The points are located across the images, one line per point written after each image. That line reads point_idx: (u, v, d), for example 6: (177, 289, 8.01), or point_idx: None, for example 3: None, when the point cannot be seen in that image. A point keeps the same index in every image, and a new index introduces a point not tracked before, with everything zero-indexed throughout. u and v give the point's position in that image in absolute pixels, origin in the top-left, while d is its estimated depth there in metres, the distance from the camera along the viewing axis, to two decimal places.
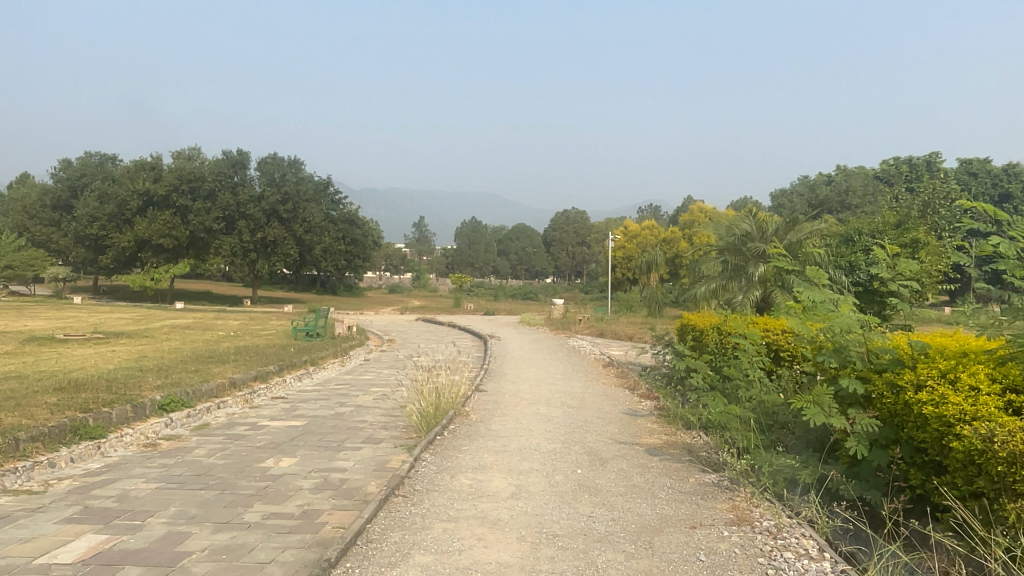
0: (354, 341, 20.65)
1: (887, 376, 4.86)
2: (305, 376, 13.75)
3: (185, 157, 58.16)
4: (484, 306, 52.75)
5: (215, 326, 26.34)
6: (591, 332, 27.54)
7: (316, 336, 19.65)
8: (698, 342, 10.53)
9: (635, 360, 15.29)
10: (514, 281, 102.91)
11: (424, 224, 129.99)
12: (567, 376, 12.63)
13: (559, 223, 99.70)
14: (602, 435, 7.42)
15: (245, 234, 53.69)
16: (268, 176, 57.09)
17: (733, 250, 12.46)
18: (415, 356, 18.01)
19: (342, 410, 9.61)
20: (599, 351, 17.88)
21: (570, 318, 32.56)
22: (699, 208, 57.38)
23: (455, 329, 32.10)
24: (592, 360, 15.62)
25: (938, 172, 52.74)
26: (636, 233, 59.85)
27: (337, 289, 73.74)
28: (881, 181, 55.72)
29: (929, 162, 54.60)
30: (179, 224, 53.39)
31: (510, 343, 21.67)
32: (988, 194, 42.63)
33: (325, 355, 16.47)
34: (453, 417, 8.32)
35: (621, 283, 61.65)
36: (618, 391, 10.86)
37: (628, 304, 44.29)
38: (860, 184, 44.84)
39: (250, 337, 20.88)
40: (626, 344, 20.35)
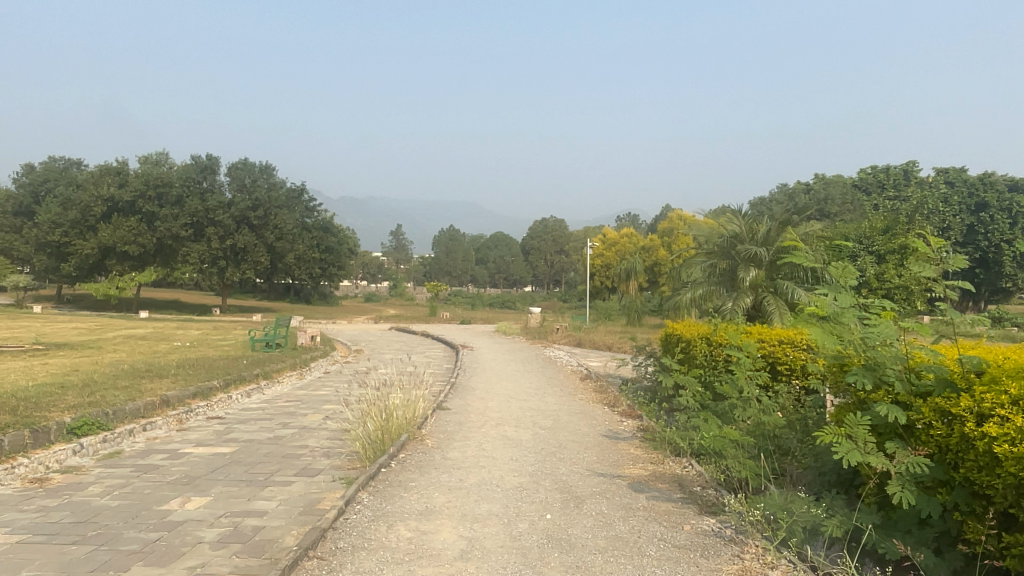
0: (317, 352, 19.38)
1: (936, 402, 3.81)
2: (254, 393, 12.50)
3: (153, 162, 56.40)
4: (460, 315, 51.57)
5: (173, 336, 24.91)
6: (569, 341, 26.52)
7: (276, 347, 18.40)
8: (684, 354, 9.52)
9: (615, 373, 14.22)
10: (493, 289, 101.88)
11: (401, 232, 128.72)
12: (541, 391, 11.51)
13: (537, 231, 98.86)
14: (577, 465, 6.30)
15: (214, 241, 52.03)
16: (239, 182, 55.53)
17: (721, 252, 11.43)
18: (380, 368, 16.81)
19: (281, 433, 8.42)
20: (577, 363, 16.79)
21: (546, 327, 31.53)
22: (677, 215, 56.66)
23: (428, 339, 30.92)
24: (569, 372, 14.50)
25: (915, 181, 52.60)
26: (615, 241, 59.06)
27: (311, 298, 72.10)
28: (859, 190, 55.43)
29: (906, 171, 54.43)
30: (145, 231, 51.64)
31: (483, 353, 20.54)
32: (967, 202, 42.34)
33: (281, 368, 15.24)
34: (405, 443, 7.16)
35: (599, 291, 60.87)
36: (596, 408, 9.77)
37: (607, 313, 43.35)
38: (839, 193, 44.38)
39: (205, 348, 19.52)
40: (605, 355, 19.32)
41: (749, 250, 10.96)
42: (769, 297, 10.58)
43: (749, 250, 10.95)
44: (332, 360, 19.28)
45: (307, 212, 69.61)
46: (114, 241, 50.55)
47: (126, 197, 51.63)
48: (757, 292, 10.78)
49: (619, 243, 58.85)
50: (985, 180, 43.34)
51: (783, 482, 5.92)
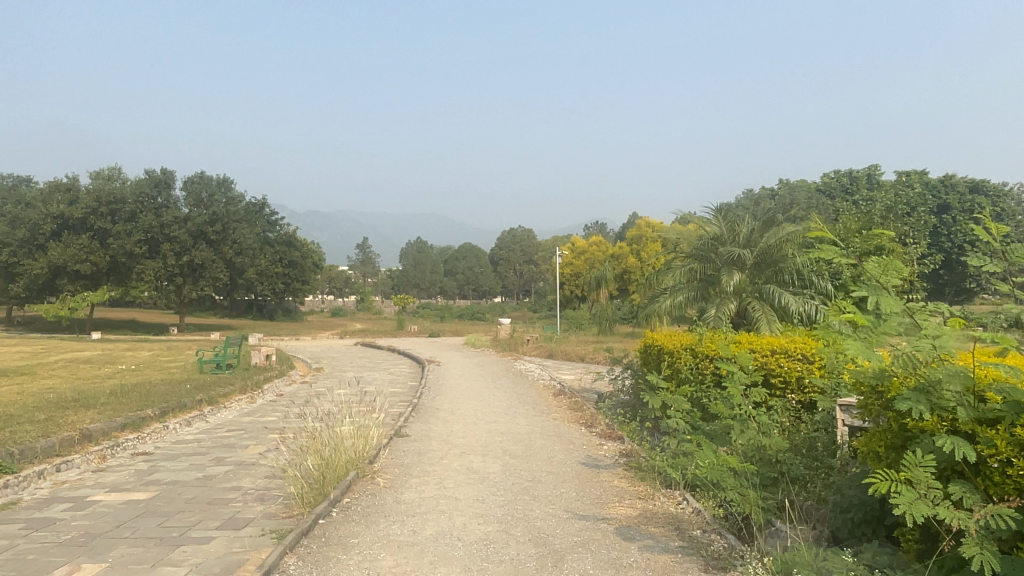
0: (272, 372, 18.18)
1: (1015, 435, 2.94)
2: (194, 421, 11.34)
3: (104, 177, 54.36)
4: (428, 328, 50.41)
5: (120, 359, 23.41)
6: (540, 353, 25.66)
7: (226, 368, 17.16)
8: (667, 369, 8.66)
9: (589, 387, 13.33)
10: (461, 301, 100.85)
11: (368, 245, 126.98)
12: (511, 410, 10.56)
13: (505, 242, 97.98)
14: (552, 504, 5.37)
15: (170, 258, 50.18)
16: (195, 196, 53.76)
17: (698, 256, 10.60)
18: (338, 389, 15.70)
19: (213, 471, 7.34)
20: (550, 377, 15.83)
21: (517, 338, 30.62)
22: (646, 222, 56.22)
23: (394, 354, 29.82)
24: (540, 388, 13.54)
25: (878, 184, 52.89)
26: (583, 250, 58.47)
27: (275, 314, 70.18)
28: (823, 194, 55.61)
29: (868, 175, 54.74)
30: (97, 249, 49.63)
31: (450, 368, 19.55)
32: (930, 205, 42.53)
33: (229, 392, 14.06)
34: (352, 481, 6.15)
35: (569, 300, 60.21)
36: (572, 429, 8.85)
37: (578, 322, 42.55)
38: (805, 197, 44.34)
39: (150, 371, 18.19)
40: (577, 368, 18.47)
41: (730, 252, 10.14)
42: (755, 303, 9.76)
43: (731, 252, 10.13)
44: (288, 380, 18.09)
45: (269, 225, 67.94)
46: (65, 260, 48.49)
47: (76, 214, 49.58)
48: (742, 298, 9.96)
49: (588, 251, 58.20)
50: (948, 182, 43.58)
51: (797, 520, 5.06)
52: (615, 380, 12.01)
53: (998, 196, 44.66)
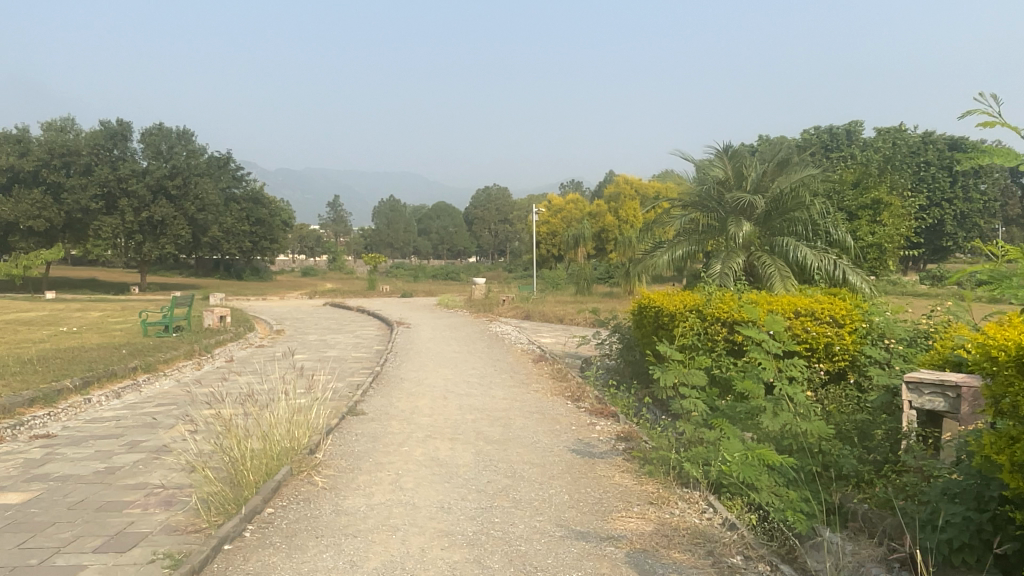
0: (226, 335, 16.70)
1: None
2: (124, 394, 9.92)
3: (58, 128, 51.10)
4: (401, 288, 48.93)
5: (63, 320, 21.68)
6: (516, 313, 24.47)
7: (173, 331, 15.64)
8: (670, 334, 7.40)
9: (574, 352, 12.09)
10: (436, 261, 99.33)
11: (340, 204, 123.89)
12: (487, 381, 9.26)
13: (481, 201, 96.04)
14: (542, 516, 4.10)
15: (129, 214, 47.97)
16: (154, 148, 51.18)
17: (700, 203, 9.23)
18: (297, 354, 14.31)
19: (120, 462, 5.97)
20: (528, 340, 14.54)
21: (492, 298, 29.40)
22: (624, 180, 54.90)
23: (363, 314, 28.45)
24: (517, 354, 12.24)
25: (858, 140, 51.98)
26: (560, 207, 57.15)
27: (243, 274, 68.06)
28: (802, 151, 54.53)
29: (849, 131, 53.77)
30: (50, 204, 47.10)
31: (421, 331, 18.26)
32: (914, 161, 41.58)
33: (171, 357, 12.63)
34: (284, 481, 4.82)
35: (546, 259, 58.98)
36: (557, 403, 7.58)
37: (555, 282, 41.32)
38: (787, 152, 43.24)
39: (91, 334, 16.59)
40: (557, 330, 17.30)
41: (739, 197, 8.76)
42: (766, 256, 8.47)
43: (740, 197, 8.76)
44: (244, 344, 16.62)
45: (234, 181, 65.52)
46: (17, 217, 46.01)
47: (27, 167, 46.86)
48: (750, 252, 8.66)
49: (565, 209, 56.76)
50: (932, 138, 42.61)
51: (864, 540, 3.93)
52: (604, 344, 10.80)
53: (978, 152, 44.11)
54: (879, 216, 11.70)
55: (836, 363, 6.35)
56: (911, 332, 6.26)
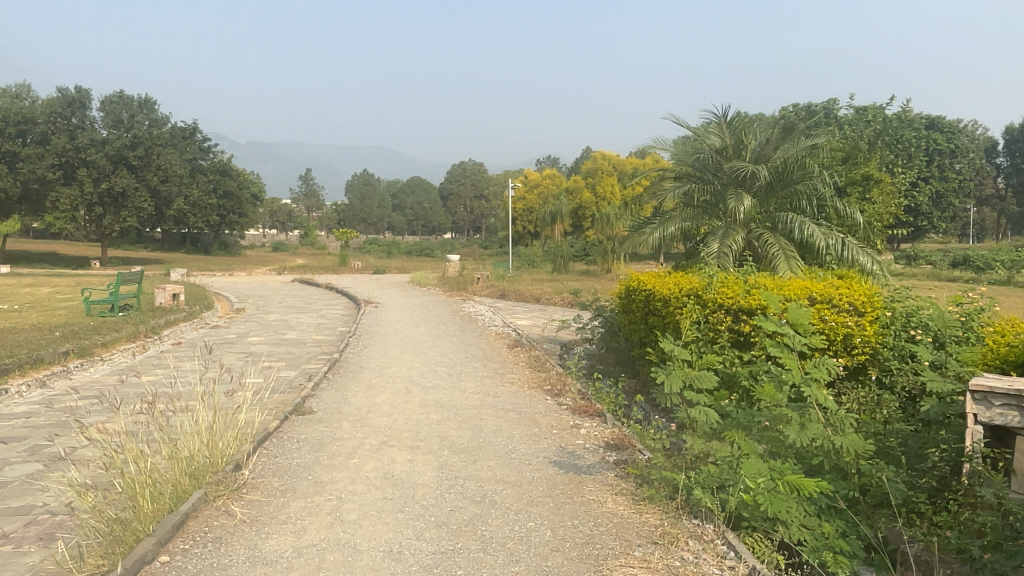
0: (178, 315, 15.54)
1: None
2: (50, 383, 8.82)
3: (12, 94, 48.35)
4: (373, 265, 47.68)
5: (5, 297, 20.23)
6: (490, 292, 23.55)
7: (118, 311, 14.46)
8: (667, 324, 6.49)
9: (554, 337, 11.18)
10: (410, 237, 97.88)
11: (311, 178, 121.08)
12: (458, 370, 8.33)
13: (456, 176, 94.67)
14: (518, 566, 3.19)
15: (88, 185, 46.11)
16: (115, 117, 49.20)
17: (695, 174, 8.25)
18: (253, 336, 13.25)
19: (10, 475, 4.95)
20: (504, 323, 13.60)
21: (466, 276, 28.38)
22: (602, 155, 54.08)
23: (332, 292, 27.32)
24: (491, 338, 11.31)
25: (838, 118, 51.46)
26: (537, 183, 56.11)
27: (210, 249, 66.13)
28: None
29: (828, 108, 53.21)
30: (4, 174, 44.85)
31: (390, 310, 17.23)
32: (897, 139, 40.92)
33: (111, 340, 11.51)
34: (194, 511, 3.87)
35: (522, 236, 57.96)
36: (535, 399, 6.68)
37: (530, 259, 40.39)
38: None
39: (28, 313, 15.30)
40: (534, 311, 16.43)
41: (741, 167, 7.76)
42: (769, 233, 7.57)
43: (743, 166, 7.77)
44: (197, 324, 15.49)
45: (200, 152, 63.38)
46: None
47: None
48: (750, 229, 7.77)
49: (542, 185, 55.75)
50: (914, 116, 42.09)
51: None
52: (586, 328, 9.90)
53: (953, 132, 44.12)
54: (870, 192, 10.84)
55: (856, 356, 5.52)
56: (942, 322, 5.43)
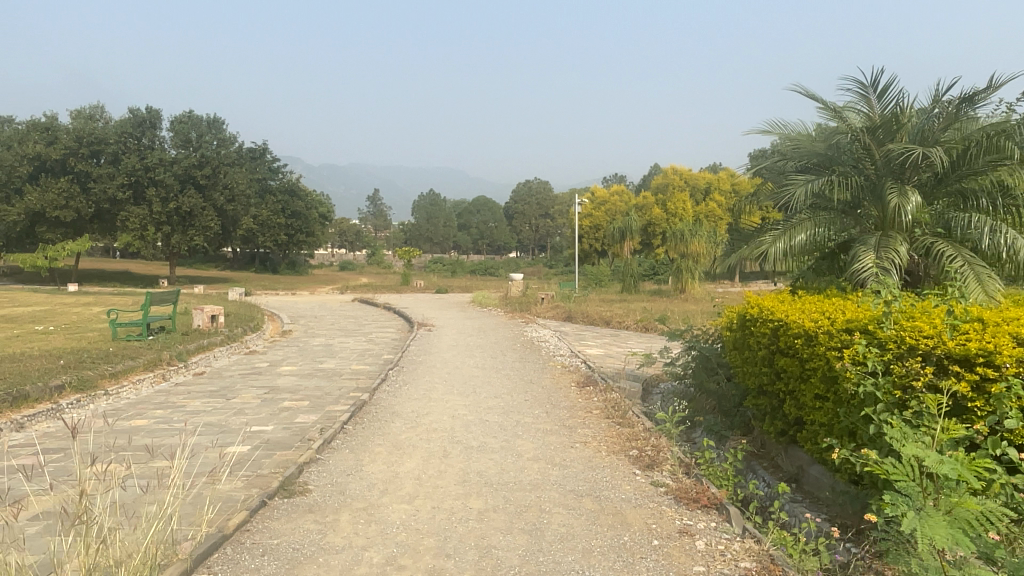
0: (214, 338, 14.13)
1: None
2: (30, 424, 7.32)
3: (86, 116, 49.17)
4: (436, 283, 46.43)
5: (48, 316, 19.34)
6: (555, 313, 21.76)
7: (146, 334, 13.08)
8: (821, 372, 4.49)
9: (634, 376, 9.21)
10: (475, 256, 97.12)
11: (379, 197, 121.90)
12: (517, 422, 6.43)
13: (520, 194, 93.34)
14: None
15: (156, 204, 46.54)
16: (183, 136, 49.54)
17: (835, 164, 6.18)
18: (287, 365, 11.67)
19: None
20: (572, 352, 11.67)
21: (530, 296, 26.63)
22: (673, 169, 51.75)
23: (389, 312, 25.94)
24: (557, 372, 9.42)
25: None
26: (604, 199, 54.05)
27: (278, 267, 66.41)
28: None
29: None
30: (78, 195, 45.39)
31: (445, 335, 15.57)
32: None
33: (124, 369, 10.06)
34: None
35: (588, 254, 55.93)
36: (619, 475, 4.72)
37: (598, 279, 38.39)
38: None
39: (55, 335, 14.10)
40: (607, 339, 14.49)
41: (904, 149, 5.65)
42: (944, 243, 5.52)
43: (906, 150, 5.68)
44: (233, 349, 14.04)
45: (269, 172, 63.97)
46: (43, 206, 44.06)
47: (55, 155, 44.92)
48: (913, 237, 5.74)
49: (609, 202, 53.63)
50: None
51: None
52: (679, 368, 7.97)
53: None
54: None
55: None
56: None
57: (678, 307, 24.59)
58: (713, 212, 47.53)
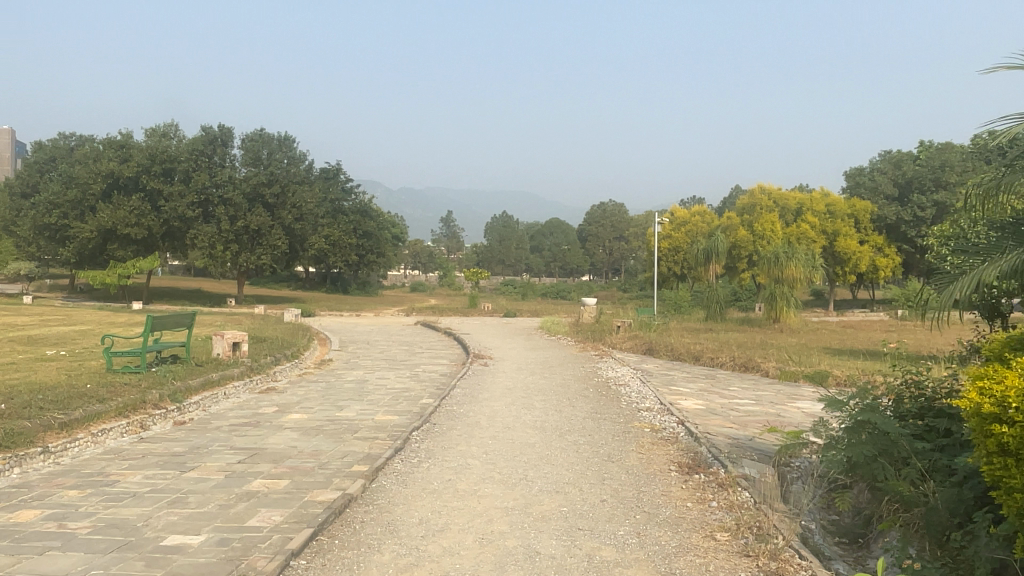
0: (229, 370, 11.87)
1: None
2: None
3: (160, 134, 49.29)
4: (505, 307, 44.01)
5: (74, 338, 17.63)
6: (634, 344, 18.82)
7: (142, 368, 10.85)
8: None
9: (759, 456, 6.39)
10: (547, 279, 94.38)
11: (451, 219, 120.99)
12: (591, 563, 3.71)
13: (593, 216, 90.36)
14: None
15: (225, 222, 45.92)
16: (253, 155, 49.11)
17: None
18: (299, 411, 9.21)
19: None
20: (663, 404, 8.79)
21: (605, 323, 23.73)
22: (761, 188, 48.19)
23: (446, 339, 23.50)
24: (647, 440, 6.70)
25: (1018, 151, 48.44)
26: (685, 220, 50.66)
27: (348, 288, 65.51)
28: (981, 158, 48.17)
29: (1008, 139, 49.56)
30: (148, 212, 45.09)
31: (505, 371, 13.04)
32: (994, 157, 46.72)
33: (81, 418, 7.76)
34: None
35: (667, 278, 52.50)
36: None
37: (677, 305, 35.18)
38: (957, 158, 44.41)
39: (50, 364, 12.07)
40: (704, 383, 11.53)
41: None
42: None
43: None
44: (250, 385, 11.74)
45: (342, 193, 63.47)
46: (114, 224, 43.86)
47: (128, 172, 44.83)
48: None
49: (691, 222, 50.04)
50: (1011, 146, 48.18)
51: None
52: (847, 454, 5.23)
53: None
54: None
55: None
56: None
57: (774, 340, 21.36)
58: (806, 234, 43.66)
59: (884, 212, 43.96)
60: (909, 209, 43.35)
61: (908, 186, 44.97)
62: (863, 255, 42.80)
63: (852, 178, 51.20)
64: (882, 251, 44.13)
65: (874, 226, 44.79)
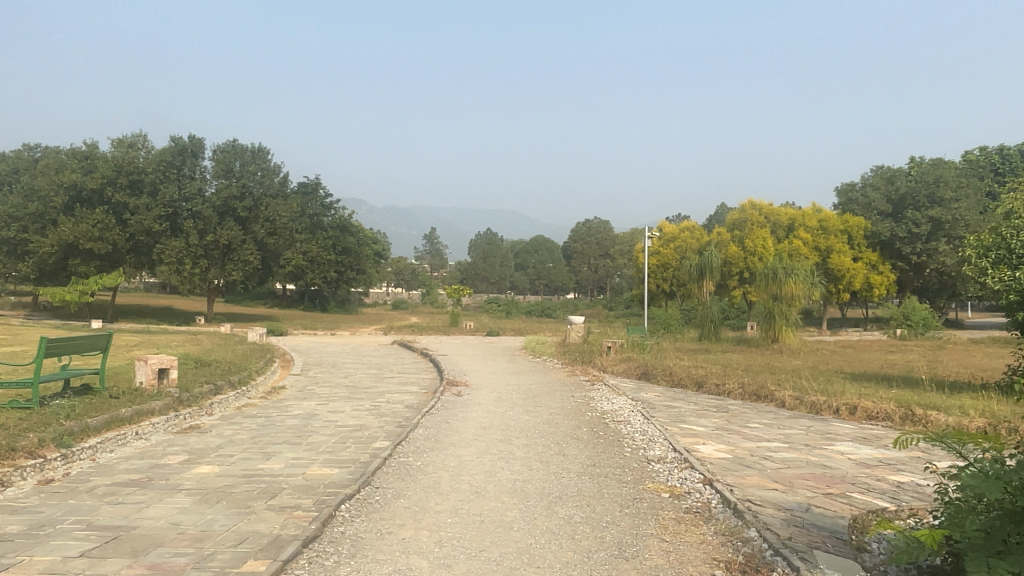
0: (148, 404, 9.80)
1: None
2: None
3: (127, 144, 46.86)
4: (488, 325, 42.08)
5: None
6: (627, 367, 16.93)
7: (31, 404, 8.75)
8: None
9: (833, 543, 4.46)
10: (532, 296, 92.40)
11: (436, 237, 118.83)
12: None
13: (579, 233, 88.71)
14: None
15: (194, 236, 43.64)
16: (224, 165, 46.58)
17: None
18: (214, 460, 7.18)
19: None
20: (679, 454, 6.84)
21: (596, 344, 21.79)
22: (751, 203, 46.68)
23: (422, 361, 21.43)
24: (672, 519, 4.73)
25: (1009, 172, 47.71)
26: (674, 236, 48.98)
27: (326, 305, 63.22)
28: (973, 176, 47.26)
29: (999, 159, 48.96)
30: (113, 227, 42.71)
31: (481, 402, 11.06)
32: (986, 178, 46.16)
33: None
34: None
35: (656, 296, 50.75)
36: None
37: (666, 324, 33.41)
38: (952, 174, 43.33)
39: None
40: (720, 418, 9.64)
41: None
42: None
43: None
44: (172, 422, 9.68)
45: (320, 208, 61.30)
46: (76, 237, 41.45)
47: (92, 184, 42.47)
48: None
49: (680, 238, 48.50)
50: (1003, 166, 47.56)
51: None
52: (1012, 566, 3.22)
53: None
54: None
55: None
56: None
57: (779, 363, 19.45)
58: (798, 250, 42.03)
59: (878, 228, 42.53)
60: (903, 225, 41.80)
61: (902, 203, 43.52)
62: (857, 273, 41.26)
63: (844, 194, 49.70)
64: (877, 268, 42.64)
65: (868, 242, 43.31)
